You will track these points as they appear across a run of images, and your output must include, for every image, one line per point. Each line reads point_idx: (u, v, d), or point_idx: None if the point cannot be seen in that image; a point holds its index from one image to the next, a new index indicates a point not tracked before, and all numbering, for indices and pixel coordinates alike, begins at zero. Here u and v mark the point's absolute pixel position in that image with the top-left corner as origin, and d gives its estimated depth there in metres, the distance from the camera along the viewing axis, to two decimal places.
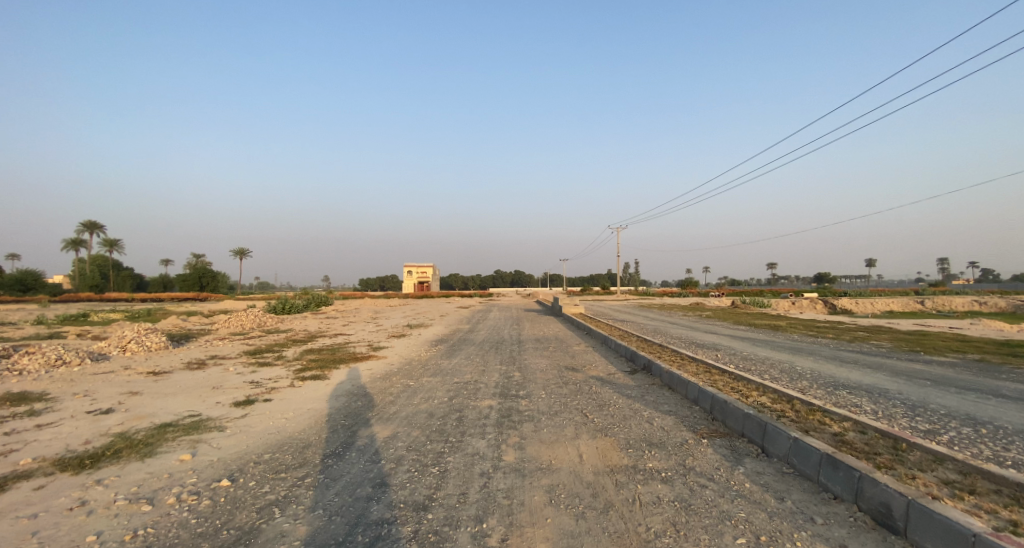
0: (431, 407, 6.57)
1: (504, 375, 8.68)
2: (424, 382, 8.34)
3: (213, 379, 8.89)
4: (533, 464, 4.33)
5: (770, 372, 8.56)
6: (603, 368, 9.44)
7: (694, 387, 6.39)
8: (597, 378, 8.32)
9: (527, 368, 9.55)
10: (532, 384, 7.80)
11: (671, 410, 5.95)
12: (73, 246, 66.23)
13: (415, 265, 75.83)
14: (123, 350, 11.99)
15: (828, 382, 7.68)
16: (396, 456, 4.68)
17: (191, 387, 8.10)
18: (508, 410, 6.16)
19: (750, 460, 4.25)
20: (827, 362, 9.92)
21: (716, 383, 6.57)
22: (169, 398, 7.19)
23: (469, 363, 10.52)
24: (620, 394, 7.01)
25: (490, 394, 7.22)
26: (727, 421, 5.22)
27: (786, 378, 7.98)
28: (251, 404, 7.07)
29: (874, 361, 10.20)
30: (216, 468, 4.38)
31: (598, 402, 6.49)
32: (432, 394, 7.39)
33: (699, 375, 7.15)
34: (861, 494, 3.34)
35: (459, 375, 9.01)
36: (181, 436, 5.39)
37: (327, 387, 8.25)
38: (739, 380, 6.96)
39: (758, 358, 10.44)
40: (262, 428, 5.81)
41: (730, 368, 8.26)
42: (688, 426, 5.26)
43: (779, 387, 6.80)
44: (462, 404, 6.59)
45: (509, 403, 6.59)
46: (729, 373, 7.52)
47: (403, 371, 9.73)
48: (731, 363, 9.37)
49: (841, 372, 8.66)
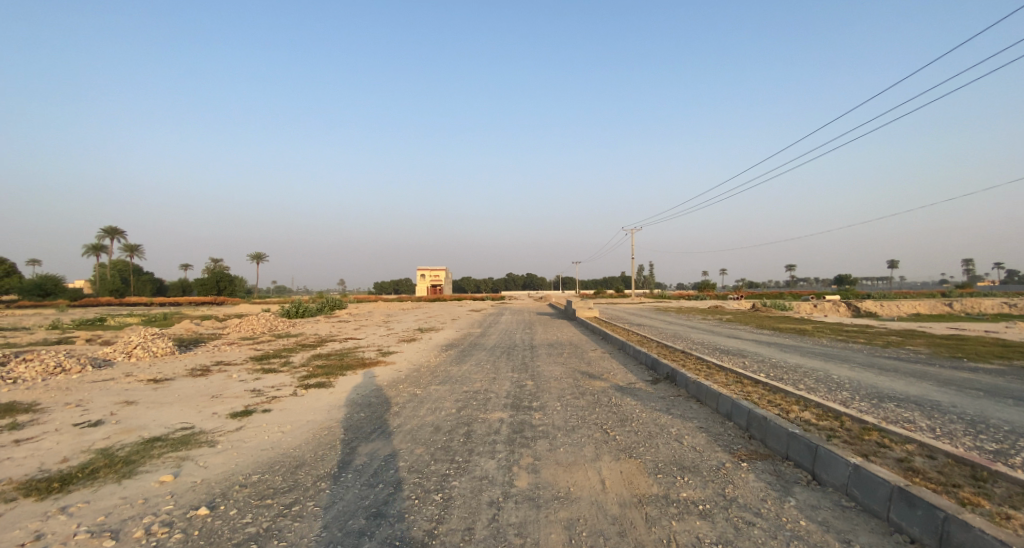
0: (438, 420, 6.08)
1: (516, 384, 8.16)
2: (431, 391, 7.85)
3: (213, 387, 8.56)
4: (549, 492, 3.80)
5: (806, 381, 7.87)
6: (622, 377, 8.85)
7: (726, 400, 5.80)
8: (617, 389, 7.74)
9: (541, 376, 9.01)
10: (547, 394, 7.26)
11: (702, 426, 5.37)
12: (95, 251, 67.92)
13: (428, 269, 75.80)
14: (129, 356, 11.79)
15: (872, 393, 6.98)
16: (397, 478, 4.20)
17: (189, 396, 7.77)
18: (520, 425, 5.65)
19: (800, 489, 3.65)
20: (865, 370, 9.15)
21: (750, 396, 5.95)
22: (163, 409, 6.87)
23: (480, 369, 10.03)
24: (643, 406, 6.44)
25: (502, 405, 6.71)
26: (768, 441, 4.61)
27: (824, 388, 7.31)
28: (248, 415, 6.68)
29: (915, 368, 9.38)
30: (197, 493, 3.99)
31: (620, 416, 5.93)
32: (440, 405, 6.91)
33: (730, 387, 6.54)
34: (948, 539, 2.75)
35: (468, 383, 8.52)
36: (167, 454, 4.99)
37: (330, 395, 7.84)
38: (775, 392, 6.31)
39: (790, 366, 9.71)
40: (255, 443, 5.38)
41: (762, 378, 7.59)
42: (724, 447, 4.66)
43: (820, 400, 6.14)
44: (471, 417, 6.09)
45: (522, 416, 6.07)
46: (763, 384, 6.87)
47: (411, 378, 9.28)
48: (762, 372, 8.68)
49: (884, 382, 7.89)
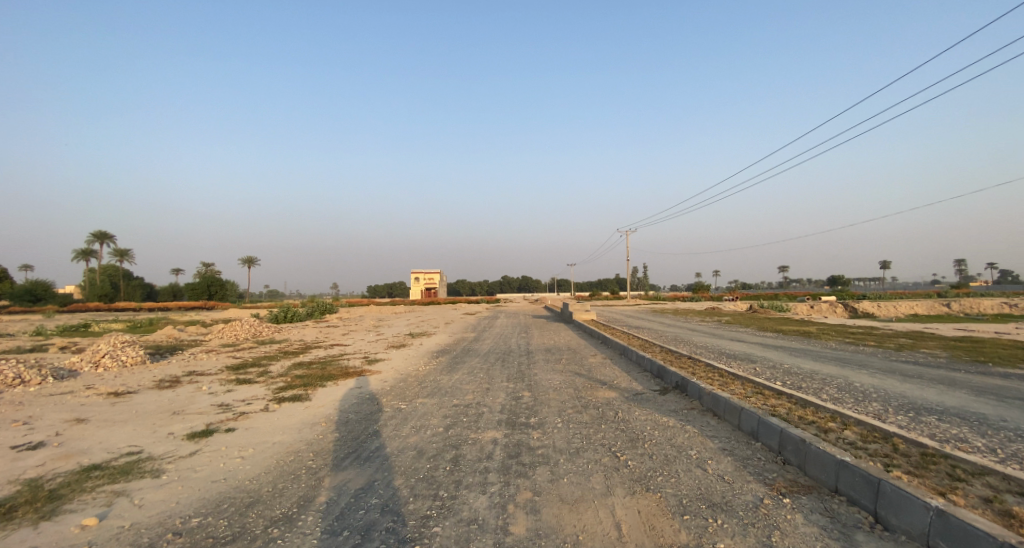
0: (422, 442, 5.32)
1: (511, 397, 7.41)
2: (417, 406, 7.07)
3: (178, 401, 7.73)
4: (552, 543, 3.05)
5: (828, 391, 7.17)
6: (627, 386, 8.11)
7: (749, 416, 5.10)
8: (623, 400, 6.99)
9: (540, 386, 8.25)
10: (546, 409, 6.51)
11: (725, 448, 4.67)
12: (85, 255, 66.72)
13: (423, 272, 75.10)
14: (96, 366, 10.93)
15: (907, 406, 6.25)
16: (366, 523, 3.43)
17: (149, 412, 6.93)
18: (516, 448, 4.91)
19: (864, 536, 2.92)
20: (887, 377, 8.50)
21: (777, 411, 5.24)
22: (115, 427, 6.06)
23: (472, 379, 9.27)
24: (654, 422, 5.73)
25: (495, 422, 5.97)
26: (811, 471, 3.91)
27: (852, 399, 6.59)
28: (208, 435, 5.84)
29: (941, 375, 8.68)
30: (120, 543, 3.22)
31: (630, 435, 5.19)
32: (426, 422, 6.16)
33: (751, 400, 5.83)
34: None
35: (458, 395, 7.75)
36: (102, 487, 4.05)
37: (306, 410, 7.05)
38: (803, 406, 5.60)
39: (805, 372, 9.03)
40: (207, 473, 4.51)
41: (782, 388, 6.88)
42: (757, 477, 3.95)
43: (854, 414, 5.43)
44: (460, 438, 5.33)
45: (519, 436, 5.33)
46: (786, 396, 6.16)
47: (397, 389, 8.49)
48: (779, 381, 7.98)
49: (914, 391, 7.22)
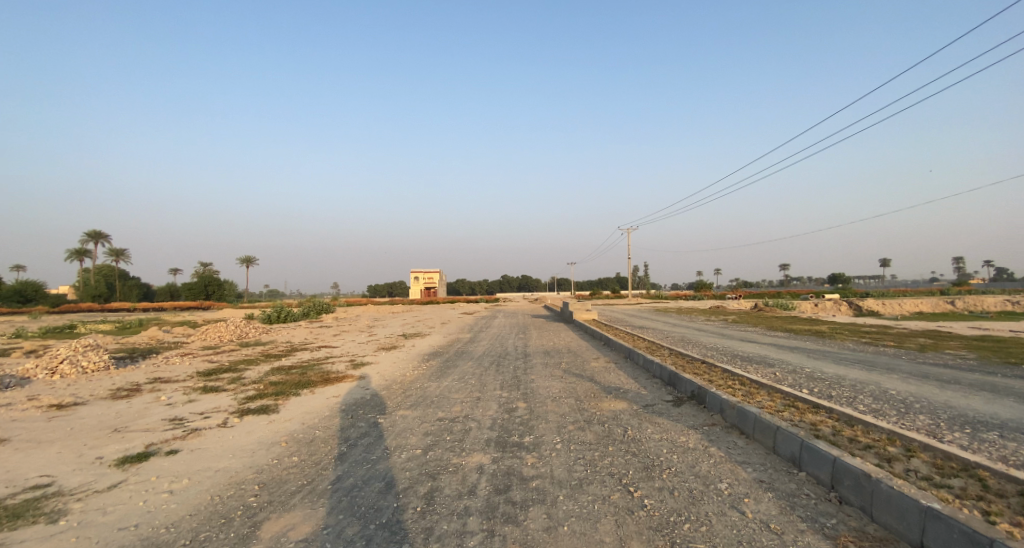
0: (394, 468, 4.43)
1: (504, 408, 6.53)
2: (396, 420, 6.17)
3: (125, 416, 6.82)
4: None
5: (864, 401, 6.25)
6: (634, 394, 7.21)
7: (788, 437, 4.19)
8: (632, 413, 6.08)
9: (536, 396, 7.32)
10: (543, 425, 5.63)
11: (763, 480, 3.76)
12: (79, 256, 65.69)
13: (422, 271, 74.21)
14: (54, 374, 10.03)
15: (965, 417, 5.33)
16: None
17: (85, 431, 6.03)
18: (506, 478, 4.03)
19: None
20: (921, 382, 7.56)
21: (820, 430, 4.33)
22: (33, 452, 5.16)
23: (462, 385, 8.39)
24: (671, 443, 4.83)
25: (483, 442, 5.09)
26: (881, 517, 2.99)
27: (895, 411, 5.66)
28: (142, 460, 4.96)
29: (985, 379, 7.74)
30: None
31: (645, 463, 4.28)
32: (403, 441, 5.27)
33: (784, 415, 4.92)
34: None
35: (445, 405, 6.87)
36: None
37: (268, 426, 6.16)
38: (849, 423, 4.65)
39: (829, 377, 8.12)
40: (118, 519, 3.61)
41: (815, 399, 5.95)
42: (811, 524, 3.05)
43: (914, 432, 4.48)
44: (441, 464, 4.45)
45: (510, 462, 4.44)
46: (825, 410, 5.21)
47: (376, 399, 7.60)
48: (804, 389, 7.07)
49: (958, 398, 6.30)
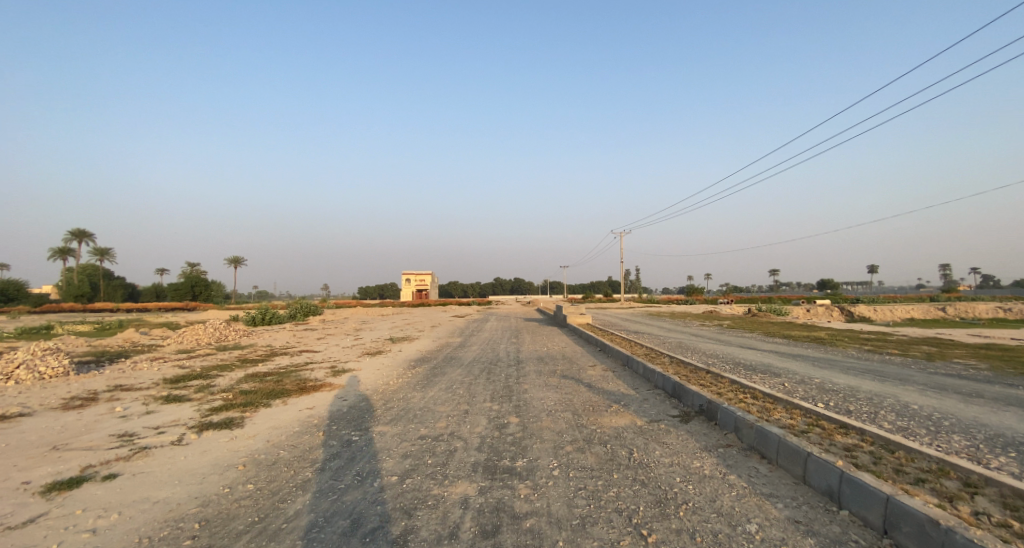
0: (364, 502, 3.77)
1: (494, 424, 5.91)
2: (372, 438, 5.51)
3: (70, 430, 6.06)
4: None
5: (889, 418, 5.69)
6: (636, 408, 6.59)
7: (824, 467, 3.60)
8: (635, 431, 5.45)
9: (529, 409, 6.69)
10: (538, 445, 5.01)
11: (801, 522, 3.16)
12: (62, 254, 63.90)
13: (415, 273, 73.38)
14: (7, 379, 9.21)
15: (1005, 437, 4.80)
16: None
17: (19, 449, 5.29)
18: (495, 517, 3.39)
19: None
20: (942, 395, 7.05)
21: (859, 458, 3.75)
22: None
23: (450, 396, 7.74)
24: (684, 469, 4.22)
25: (470, 466, 4.46)
26: None
27: (927, 431, 5.10)
28: (74, 486, 4.26)
29: (1010, 392, 7.23)
30: None
31: (658, 497, 3.65)
32: (378, 464, 4.63)
33: (811, 437, 4.34)
34: None
35: (428, 420, 6.22)
36: None
37: (228, 444, 5.48)
38: (887, 448, 4.09)
39: (842, 389, 7.58)
40: None
41: (837, 415, 5.40)
42: None
43: (963, 459, 3.92)
44: (419, 496, 3.80)
45: (500, 493, 3.82)
46: (854, 430, 4.66)
47: (353, 412, 6.91)
48: (818, 403, 6.51)
49: (987, 414, 5.79)
